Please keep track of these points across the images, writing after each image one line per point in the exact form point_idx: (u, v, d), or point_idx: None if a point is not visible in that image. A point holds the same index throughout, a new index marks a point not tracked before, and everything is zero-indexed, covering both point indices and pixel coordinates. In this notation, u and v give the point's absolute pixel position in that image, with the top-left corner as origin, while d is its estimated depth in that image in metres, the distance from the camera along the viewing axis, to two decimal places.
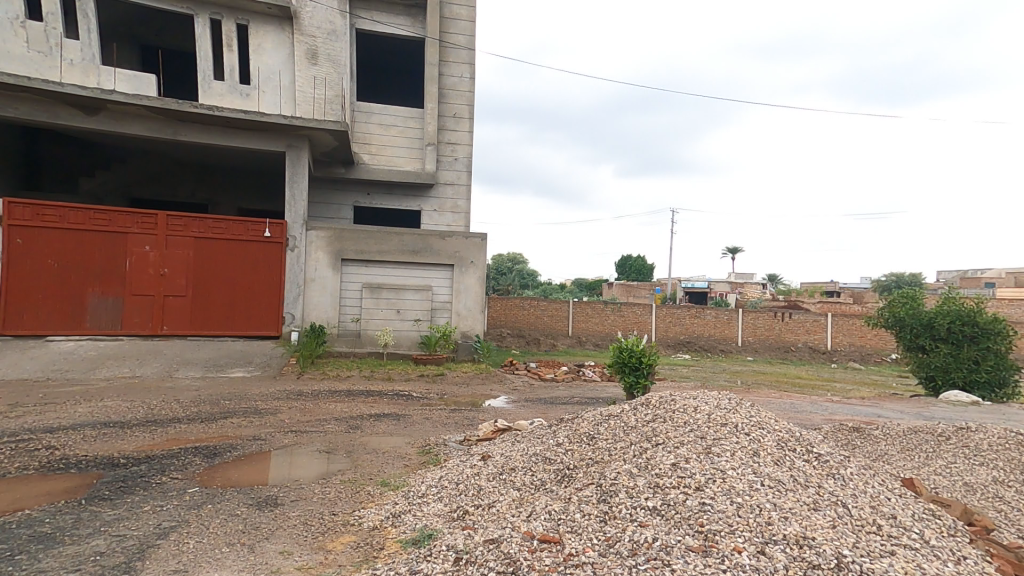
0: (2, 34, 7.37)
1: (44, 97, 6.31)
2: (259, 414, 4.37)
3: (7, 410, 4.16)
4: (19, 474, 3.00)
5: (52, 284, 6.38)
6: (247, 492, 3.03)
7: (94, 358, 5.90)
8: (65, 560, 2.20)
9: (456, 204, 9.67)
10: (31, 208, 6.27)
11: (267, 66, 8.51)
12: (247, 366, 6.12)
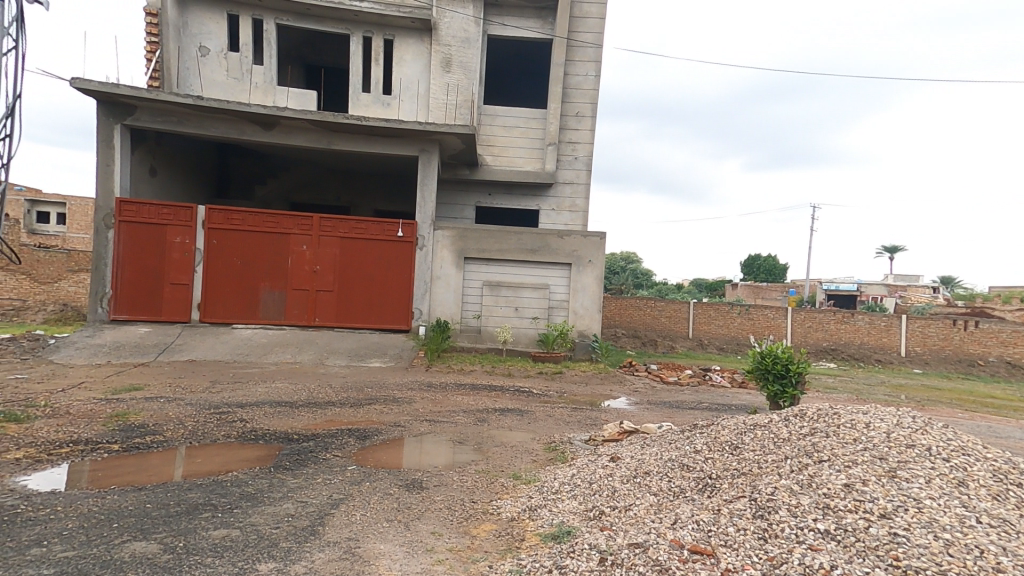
0: (209, 66, 8.67)
1: (233, 118, 7.31)
2: (397, 402, 4.74)
3: (208, 386, 4.95)
4: (225, 441, 3.63)
5: (235, 279, 7.36)
6: (395, 474, 3.29)
7: (266, 344, 6.75)
8: (268, 517, 2.64)
9: (573, 203, 9.70)
10: (222, 213, 7.29)
11: (406, 77, 9.21)
12: (382, 357, 6.67)
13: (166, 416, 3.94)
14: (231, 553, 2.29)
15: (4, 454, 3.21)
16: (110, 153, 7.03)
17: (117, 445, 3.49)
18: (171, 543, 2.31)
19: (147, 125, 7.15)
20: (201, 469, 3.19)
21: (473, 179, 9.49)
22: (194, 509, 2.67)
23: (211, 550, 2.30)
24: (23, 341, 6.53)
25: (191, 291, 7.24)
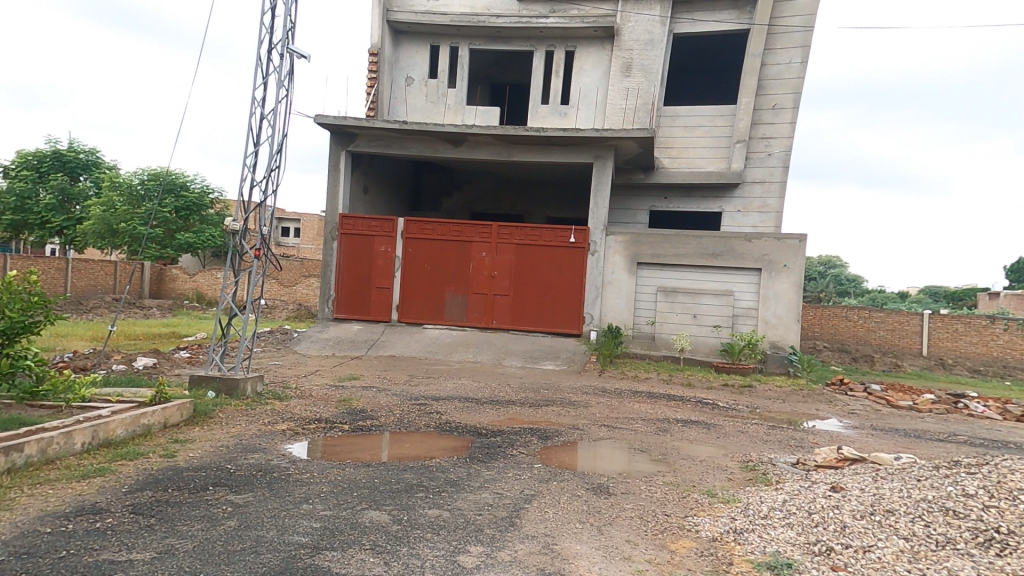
0: (412, 93, 9.79)
1: (429, 137, 8.16)
2: (574, 406, 4.77)
3: (407, 379, 5.56)
4: (425, 430, 4.02)
5: (425, 283, 8.17)
6: (582, 477, 3.27)
7: (450, 344, 7.37)
8: (472, 504, 2.82)
9: (764, 203, 8.99)
10: (417, 224, 8.15)
11: (585, 85, 9.44)
12: (555, 360, 6.87)
13: (380, 403, 4.51)
14: (446, 532, 2.53)
15: (276, 425, 4.12)
16: (336, 175, 8.28)
17: (347, 425, 4.11)
18: (399, 515, 2.69)
19: (365, 150, 8.32)
20: (409, 453, 3.55)
21: (648, 183, 9.36)
22: (411, 488, 3.03)
23: (429, 527, 2.58)
24: (274, 332, 8.13)
25: (390, 294, 8.20)
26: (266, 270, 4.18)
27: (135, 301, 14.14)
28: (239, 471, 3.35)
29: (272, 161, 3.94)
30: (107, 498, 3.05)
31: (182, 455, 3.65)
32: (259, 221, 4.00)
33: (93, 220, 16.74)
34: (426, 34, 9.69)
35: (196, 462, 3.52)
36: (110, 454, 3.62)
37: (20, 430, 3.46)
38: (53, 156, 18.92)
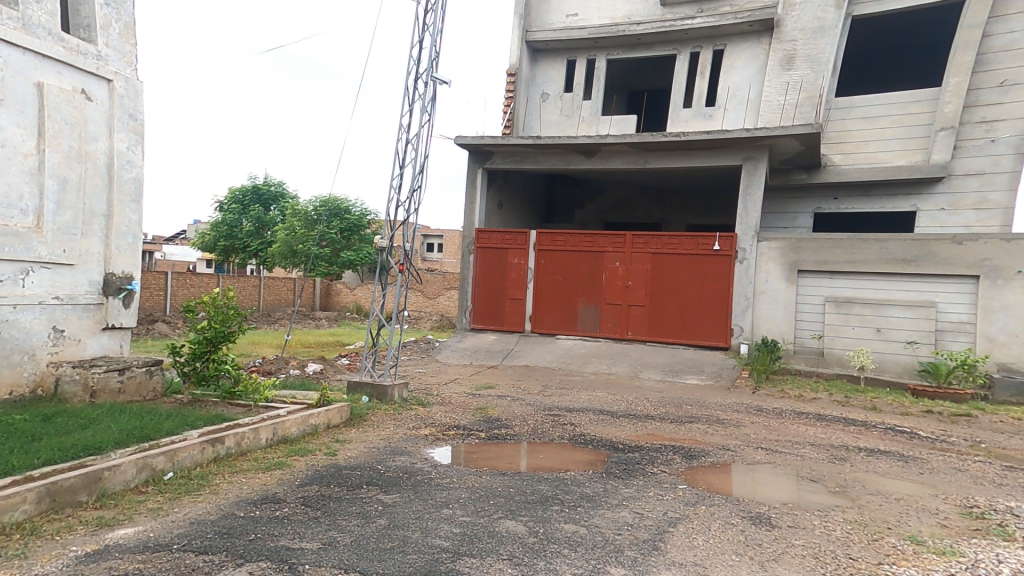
0: (547, 107, 10.04)
1: (562, 151, 8.26)
2: (723, 424, 4.28)
3: (541, 390, 5.51)
4: (559, 441, 3.90)
5: (557, 294, 8.17)
6: (736, 504, 2.86)
7: (583, 355, 7.20)
8: (609, 522, 2.62)
9: (982, 198, 7.50)
10: (549, 236, 8.22)
11: (735, 84, 8.86)
12: (699, 374, 6.31)
13: (514, 412, 4.52)
14: (583, 550, 2.36)
15: (420, 430, 4.34)
16: (473, 192, 8.71)
17: (484, 433, 4.16)
18: (535, 527, 2.60)
19: (499, 167, 8.70)
20: (545, 464, 3.46)
21: (812, 183, 8.42)
22: (546, 500, 2.92)
23: (565, 542, 2.44)
24: (418, 343, 8.72)
25: (523, 305, 8.35)
26: (410, 283, 4.51)
27: (309, 313, 16.38)
28: (388, 472, 3.57)
29: (414, 183, 4.27)
30: (285, 489, 3.48)
31: (342, 454, 4.01)
32: (403, 237, 4.32)
33: (279, 243, 19.84)
34: (563, 48, 9.93)
35: (352, 460, 3.85)
36: (286, 450, 4.15)
37: (223, 424, 4.16)
38: (254, 191, 22.98)
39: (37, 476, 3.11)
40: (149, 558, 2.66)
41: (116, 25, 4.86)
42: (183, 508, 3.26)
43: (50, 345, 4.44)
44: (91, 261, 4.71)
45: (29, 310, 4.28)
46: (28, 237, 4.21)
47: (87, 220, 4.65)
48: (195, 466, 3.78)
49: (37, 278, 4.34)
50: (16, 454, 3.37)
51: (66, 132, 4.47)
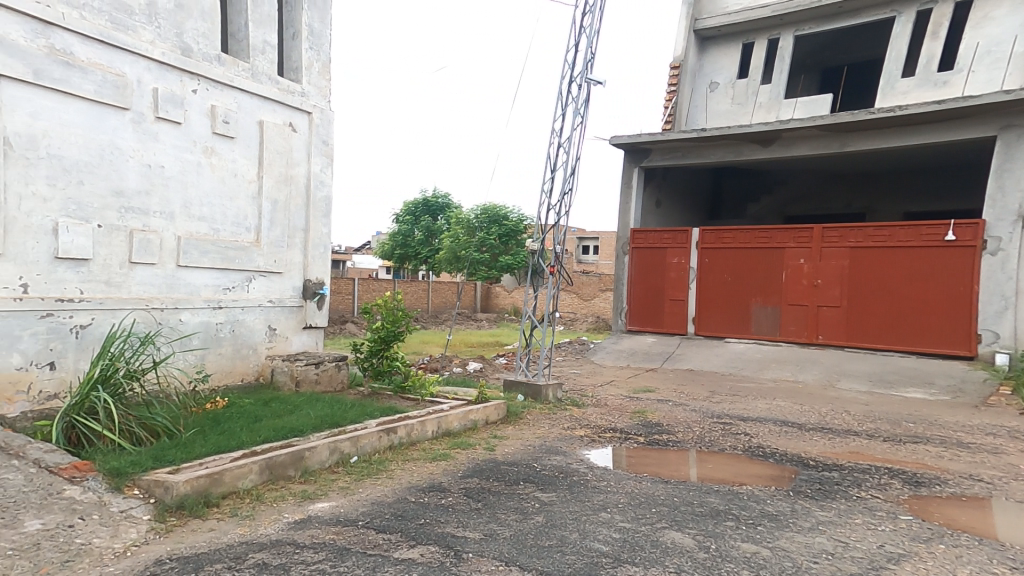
0: (717, 97, 9.57)
1: (732, 142, 8.19)
2: (967, 449, 3.60)
3: (707, 395, 5.15)
4: (732, 451, 3.56)
5: (727, 294, 8.24)
6: (999, 550, 2.24)
7: (760, 361, 7.14)
8: (801, 548, 2.26)
9: None
10: (715, 235, 8.34)
11: (988, 39, 7.46)
12: (929, 389, 5.93)
13: (677, 417, 4.24)
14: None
15: (574, 431, 4.29)
16: (629, 194, 9.06)
17: (643, 437, 3.97)
18: (705, 542, 2.35)
19: (658, 164, 8.88)
20: (716, 476, 3.15)
21: None
22: (718, 515, 2.63)
23: (745, 564, 2.15)
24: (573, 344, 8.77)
25: (685, 306, 8.53)
26: (561, 285, 4.53)
27: (473, 316, 17.74)
28: (544, 470, 3.56)
29: (565, 184, 4.29)
30: (450, 479, 3.70)
31: (499, 450, 4.12)
32: (555, 239, 4.37)
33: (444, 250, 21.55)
34: (742, 32, 9.44)
35: (510, 456, 3.93)
36: (449, 442, 4.42)
37: (397, 415, 4.59)
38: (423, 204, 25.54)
39: (259, 452, 3.96)
40: (342, 530, 3.13)
41: (316, 65, 5.94)
42: (366, 488, 3.73)
43: (267, 340, 5.59)
44: (294, 268, 5.80)
45: (252, 309, 5.43)
46: (252, 249, 5.41)
47: (292, 234, 5.79)
48: (374, 452, 4.28)
49: (258, 283, 5.52)
50: (247, 430, 4.33)
51: (279, 161, 5.63)
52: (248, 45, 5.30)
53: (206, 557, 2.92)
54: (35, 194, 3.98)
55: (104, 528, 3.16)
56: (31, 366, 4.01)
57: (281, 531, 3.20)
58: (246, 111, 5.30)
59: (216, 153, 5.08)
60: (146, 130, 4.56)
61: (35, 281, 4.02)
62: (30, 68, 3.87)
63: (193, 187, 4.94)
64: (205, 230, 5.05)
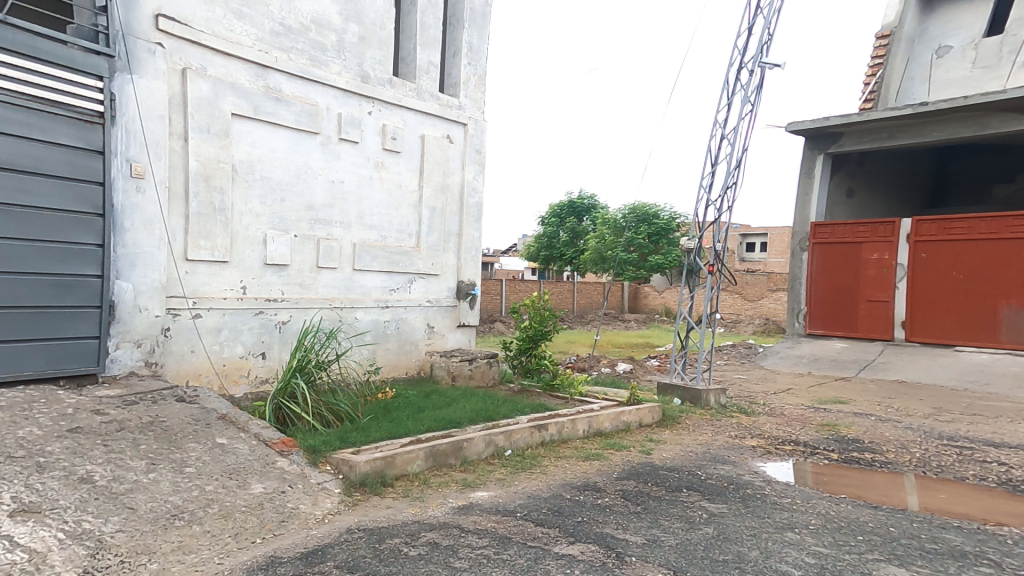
0: (951, 63, 9.68)
1: (971, 113, 8.07)
2: None
3: (928, 413, 5.14)
4: (979, 484, 3.36)
5: (958, 293, 8.31)
6: None
7: (1016, 375, 6.71)
8: None
9: None
10: (937, 225, 8.48)
11: None
12: None
13: (885, 436, 4.19)
14: None
15: (744, 440, 4.22)
16: (813, 181, 9.76)
17: (834, 454, 3.91)
18: None
19: (852, 147, 9.22)
20: (943, 509, 2.96)
21: None
22: (962, 556, 2.40)
23: None
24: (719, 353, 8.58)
25: (891, 308, 8.87)
26: (721, 285, 4.27)
27: (620, 317, 18.16)
28: (709, 479, 3.42)
29: (728, 179, 4.05)
30: (604, 480, 3.68)
31: (656, 454, 4.04)
32: (713, 237, 4.14)
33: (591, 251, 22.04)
34: None
35: (670, 462, 3.82)
36: (602, 443, 4.42)
37: (548, 413, 4.71)
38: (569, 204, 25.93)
39: (424, 439, 4.32)
40: (502, 519, 3.30)
41: (473, 79, 6.70)
42: (522, 482, 3.85)
43: (426, 337, 6.32)
44: (448, 272, 6.49)
45: (413, 309, 6.19)
46: (411, 254, 6.17)
47: (448, 239, 6.50)
48: (527, 447, 4.42)
49: (418, 284, 6.29)
50: (412, 419, 4.75)
51: (438, 172, 6.41)
52: (415, 66, 6.15)
53: (385, 530, 3.30)
54: (252, 211, 5.18)
55: (306, 496, 3.70)
56: (248, 355, 5.24)
57: (448, 514, 3.48)
58: (411, 128, 6.15)
59: (385, 164, 5.96)
60: (332, 148, 5.58)
61: (251, 284, 5.22)
62: (251, 105, 5.03)
63: (366, 198, 5.86)
64: (374, 238, 5.92)
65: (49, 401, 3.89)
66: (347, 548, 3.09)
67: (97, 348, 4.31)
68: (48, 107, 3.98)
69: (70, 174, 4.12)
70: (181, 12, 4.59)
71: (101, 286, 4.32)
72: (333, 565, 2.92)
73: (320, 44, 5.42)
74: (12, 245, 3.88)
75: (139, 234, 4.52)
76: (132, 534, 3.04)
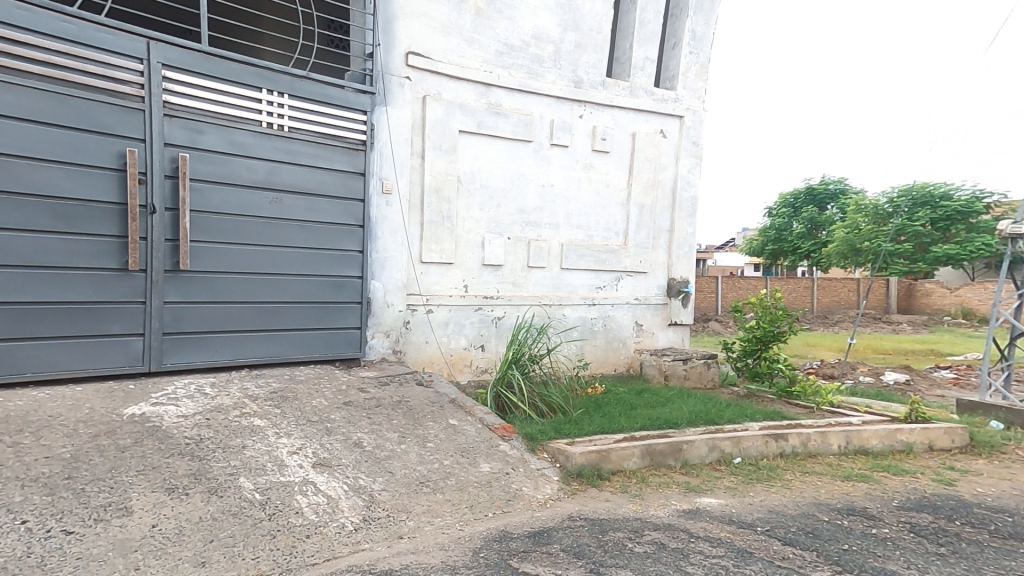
0: None
1: None
2: None
3: None
4: None
5: None
6: None
7: None
8: None
9: None
10: None
11: None
12: None
13: None
14: None
15: None
16: None
17: None
18: None
19: None
20: None
21: None
22: None
23: None
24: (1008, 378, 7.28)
25: None
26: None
27: (878, 317, 18.59)
28: None
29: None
30: (877, 507, 3.44)
31: (963, 488, 3.82)
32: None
33: (839, 242, 21.60)
34: None
35: (990, 501, 3.62)
36: (868, 463, 4.26)
37: (785, 422, 4.56)
38: (806, 192, 26.75)
39: (639, 437, 4.32)
40: (737, 530, 3.13)
41: (694, 67, 6.75)
42: (757, 493, 3.66)
43: (634, 335, 6.54)
44: (657, 268, 6.68)
45: (620, 306, 6.44)
46: (619, 251, 6.43)
47: (657, 236, 6.68)
48: (759, 456, 4.27)
49: (625, 282, 6.52)
50: (624, 416, 4.80)
51: (650, 168, 6.60)
52: (630, 64, 6.40)
53: (607, 522, 3.37)
54: (474, 217, 5.77)
55: (528, 479, 3.94)
56: (470, 347, 5.83)
57: (673, 516, 3.41)
58: (619, 128, 6.39)
59: (595, 164, 6.30)
60: (545, 153, 6.01)
61: (471, 282, 5.80)
62: (476, 121, 5.61)
63: (575, 200, 6.22)
64: (581, 238, 6.25)
65: (330, 378, 4.83)
66: (571, 535, 3.23)
67: (359, 337, 5.23)
68: (330, 141, 4.95)
69: (344, 195, 5.07)
70: (425, 47, 5.30)
71: (362, 285, 5.23)
72: (561, 549, 3.06)
73: (540, 56, 5.90)
74: (306, 253, 4.91)
75: (388, 241, 5.35)
76: (394, 494, 3.54)
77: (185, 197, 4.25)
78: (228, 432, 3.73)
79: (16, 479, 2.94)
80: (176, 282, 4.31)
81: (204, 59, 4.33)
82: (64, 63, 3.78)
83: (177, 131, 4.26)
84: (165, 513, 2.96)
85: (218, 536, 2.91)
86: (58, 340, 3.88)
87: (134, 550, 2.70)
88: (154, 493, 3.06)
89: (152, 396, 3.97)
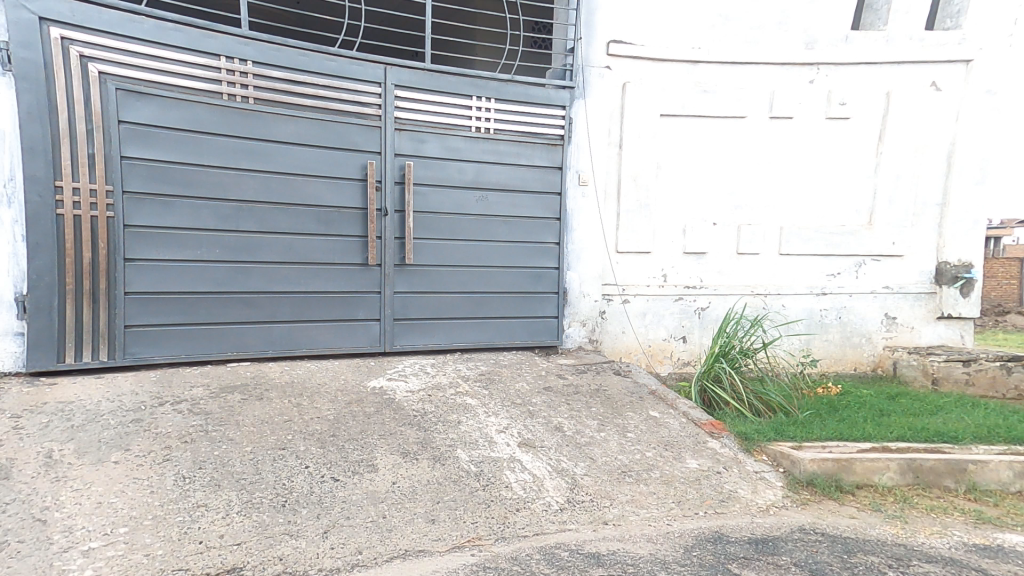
0: None
1: None
2: None
3: None
4: None
5: None
6: None
7: None
8: None
9: None
10: None
11: None
12: None
13: None
14: None
15: None
16: None
17: None
18: None
19: None
20: None
21: None
22: None
23: None
24: None
25: None
26: None
27: None
28: None
29: None
30: None
31: None
32: None
33: None
34: None
35: None
36: None
37: None
38: None
39: (894, 449, 3.75)
40: None
41: None
42: None
43: (883, 329, 5.81)
44: (920, 253, 5.76)
45: (863, 296, 5.76)
46: (861, 232, 5.69)
47: (916, 212, 5.72)
48: None
49: (869, 267, 5.75)
50: (872, 424, 4.25)
51: (909, 130, 5.64)
52: (889, 9, 5.52)
53: (854, 542, 2.93)
54: (676, 204, 5.58)
55: (744, 482, 3.50)
56: (670, 338, 5.64)
57: (955, 549, 2.89)
58: (861, 88, 5.57)
59: (829, 134, 5.63)
60: (763, 127, 5.58)
61: (671, 272, 5.60)
62: (680, 103, 5.44)
63: (798, 177, 5.66)
64: (805, 220, 5.70)
65: (530, 364, 5.07)
66: (804, 548, 2.84)
67: (557, 325, 5.41)
68: (531, 138, 5.17)
69: (544, 189, 5.27)
70: (628, 35, 5.28)
71: (559, 276, 5.38)
72: (793, 562, 2.71)
73: (760, 22, 5.46)
74: (511, 246, 5.22)
75: (584, 232, 5.42)
76: (597, 480, 3.37)
77: (410, 200, 4.81)
78: (446, 408, 4.06)
79: (300, 433, 3.47)
80: (404, 275, 4.92)
81: (427, 75, 4.81)
82: (327, 94, 4.52)
83: (405, 142, 4.81)
84: (402, 473, 3.21)
85: (443, 498, 3.04)
86: (323, 323, 4.71)
87: (382, 501, 2.95)
88: (392, 456, 3.36)
89: (387, 371, 4.59)
